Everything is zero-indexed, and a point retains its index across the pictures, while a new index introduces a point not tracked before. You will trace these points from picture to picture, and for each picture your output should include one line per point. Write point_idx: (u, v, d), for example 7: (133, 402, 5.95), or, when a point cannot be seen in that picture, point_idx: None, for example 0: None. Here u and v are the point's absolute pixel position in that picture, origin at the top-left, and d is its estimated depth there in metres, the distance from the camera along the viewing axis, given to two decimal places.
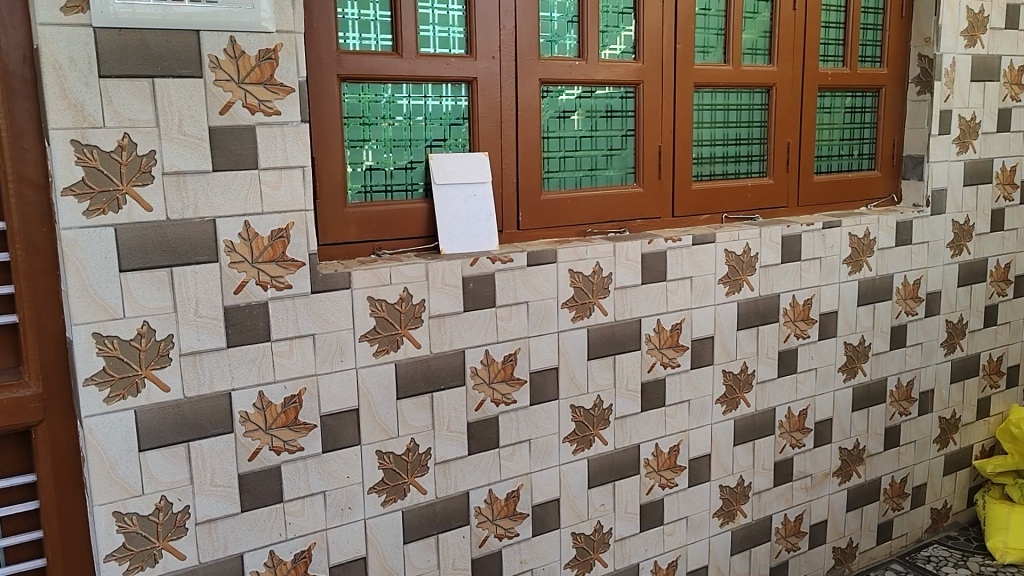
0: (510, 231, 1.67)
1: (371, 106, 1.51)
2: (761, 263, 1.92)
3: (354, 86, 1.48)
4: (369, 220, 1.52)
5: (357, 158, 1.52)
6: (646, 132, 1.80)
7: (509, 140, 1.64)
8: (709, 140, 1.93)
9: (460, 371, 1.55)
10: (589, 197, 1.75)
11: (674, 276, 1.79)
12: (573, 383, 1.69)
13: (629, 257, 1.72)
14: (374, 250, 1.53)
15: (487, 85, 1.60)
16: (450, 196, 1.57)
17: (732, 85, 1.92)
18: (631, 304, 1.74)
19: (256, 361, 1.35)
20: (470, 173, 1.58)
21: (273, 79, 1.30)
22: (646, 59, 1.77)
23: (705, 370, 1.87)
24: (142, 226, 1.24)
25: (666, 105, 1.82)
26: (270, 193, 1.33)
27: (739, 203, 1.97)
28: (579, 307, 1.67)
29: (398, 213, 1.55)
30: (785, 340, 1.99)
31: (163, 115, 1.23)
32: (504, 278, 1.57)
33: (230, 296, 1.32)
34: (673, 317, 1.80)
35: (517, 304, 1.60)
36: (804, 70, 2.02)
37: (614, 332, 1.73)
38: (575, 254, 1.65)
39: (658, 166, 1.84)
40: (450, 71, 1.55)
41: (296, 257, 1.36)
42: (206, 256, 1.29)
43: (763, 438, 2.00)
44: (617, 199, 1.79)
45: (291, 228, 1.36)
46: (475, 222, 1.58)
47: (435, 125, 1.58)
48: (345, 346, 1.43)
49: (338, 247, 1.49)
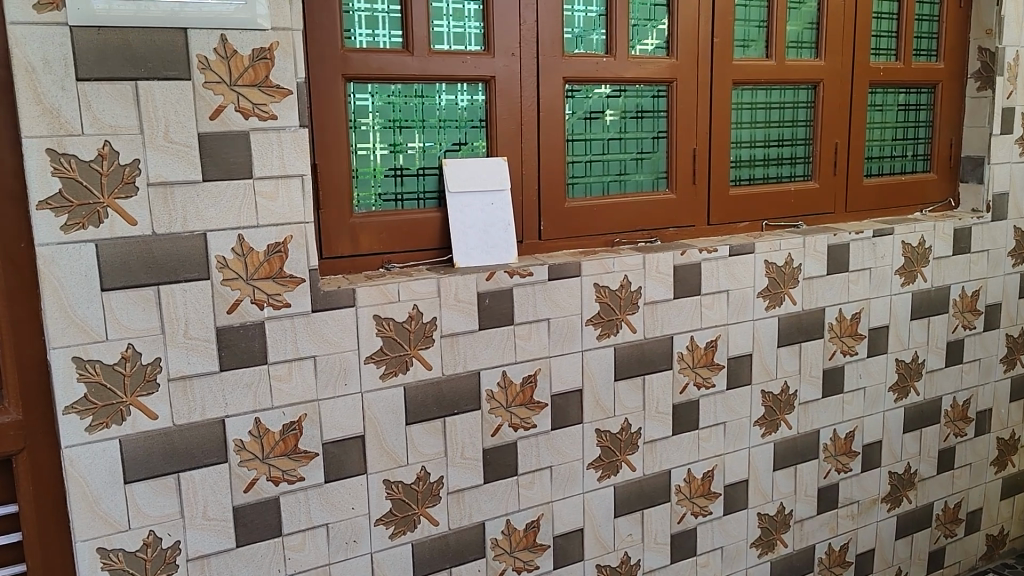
0: (531, 242, 1.55)
1: (380, 108, 1.40)
2: (805, 274, 1.77)
3: (362, 87, 1.38)
4: (378, 232, 1.41)
5: (365, 164, 1.41)
6: (679, 133, 1.67)
7: (530, 143, 1.52)
8: (749, 141, 1.78)
9: (475, 394, 1.44)
10: (618, 204, 1.63)
11: (709, 289, 1.65)
12: (599, 405, 1.57)
13: (659, 270, 1.59)
14: (383, 263, 1.42)
15: (506, 84, 1.48)
16: (465, 205, 1.45)
17: (775, 81, 1.77)
18: (662, 321, 1.61)
19: (253, 385, 1.25)
20: (487, 180, 1.46)
21: (269, 80, 1.20)
22: (680, 54, 1.64)
23: (743, 390, 1.74)
24: (127, 242, 1.14)
25: (702, 104, 1.68)
26: (267, 205, 1.23)
27: (781, 209, 1.83)
28: (606, 324, 1.55)
29: (409, 224, 1.44)
30: (830, 358, 1.85)
31: (148, 121, 1.13)
32: (523, 294, 1.45)
33: (223, 316, 1.22)
34: (708, 334, 1.67)
35: (538, 321, 1.48)
36: (853, 65, 1.87)
37: (643, 351, 1.60)
38: (601, 267, 1.53)
39: (693, 170, 1.70)
40: (466, 70, 1.44)
41: (295, 274, 1.26)
42: (196, 273, 1.19)
43: (806, 462, 1.86)
44: (647, 205, 1.66)
45: (290, 242, 1.25)
46: (492, 233, 1.47)
47: (450, 128, 1.47)
48: (350, 368, 1.32)
49: (344, 261, 1.39)
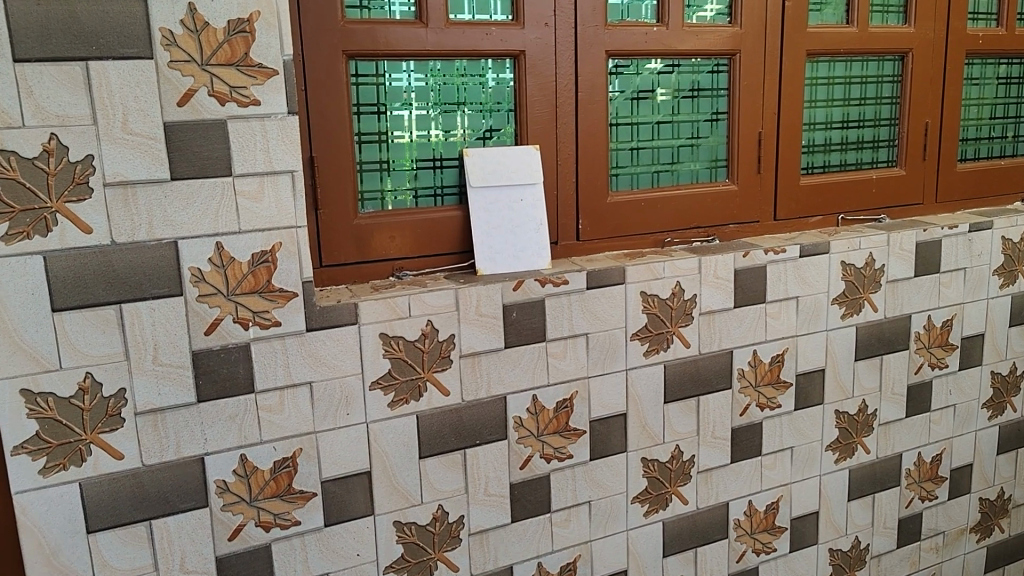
0: (567, 243, 1.33)
1: (389, 90, 1.20)
2: (889, 276, 1.53)
3: (367, 65, 1.17)
4: (388, 234, 1.21)
5: (372, 156, 1.21)
6: (743, 115, 1.43)
7: (567, 129, 1.30)
8: (825, 122, 1.54)
9: (500, 423, 1.24)
10: (669, 198, 1.40)
11: (776, 296, 1.42)
12: (645, 431, 1.36)
13: (717, 275, 1.37)
14: (394, 271, 1.22)
15: (538, 60, 1.26)
16: (490, 202, 1.25)
17: (857, 52, 1.52)
18: (721, 333, 1.39)
19: (236, 418, 1.07)
20: (515, 173, 1.25)
21: (249, 58, 1.00)
22: (745, 22, 1.40)
23: (814, 411, 1.51)
24: (81, 253, 0.96)
25: (770, 80, 1.44)
26: (250, 207, 1.03)
27: (861, 201, 1.58)
28: (654, 339, 1.33)
29: (424, 224, 1.23)
30: (916, 372, 1.60)
31: (103, 109, 0.94)
32: (556, 305, 1.25)
33: (199, 339, 1.04)
34: (774, 347, 1.44)
35: (574, 336, 1.27)
36: (949, 31, 1.60)
37: (698, 369, 1.38)
38: (650, 273, 1.31)
39: (758, 157, 1.46)
40: (491, 44, 1.22)
41: (286, 287, 1.07)
42: (166, 289, 1.01)
43: (885, 491, 1.63)
44: (704, 199, 1.43)
45: (279, 250, 1.06)
46: (522, 235, 1.26)
47: (472, 112, 1.26)
48: (353, 396, 1.13)
49: (347, 269, 1.19)
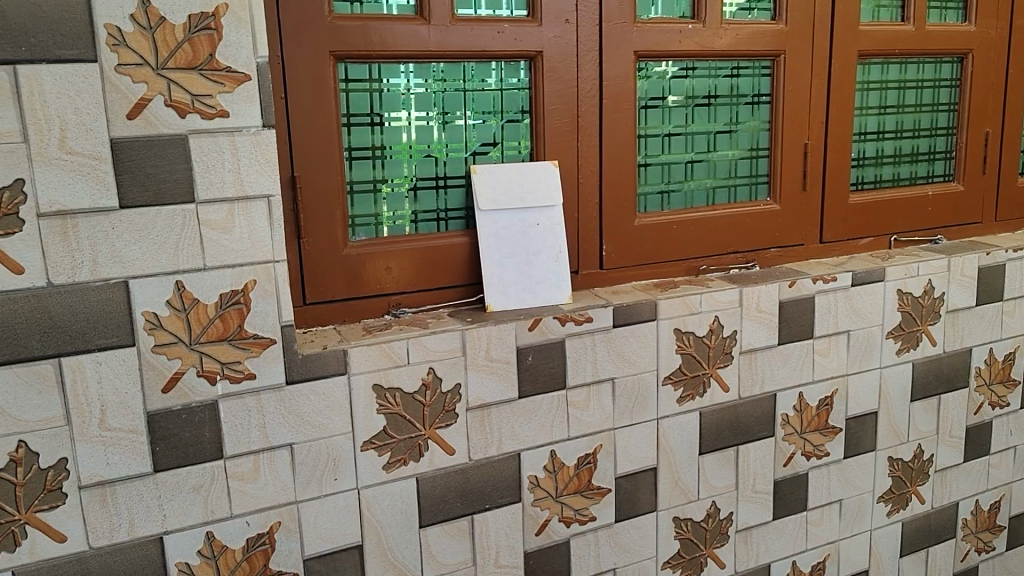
0: (590, 272, 1.16)
1: (384, 98, 1.02)
2: (950, 306, 1.36)
3: (359, 68, 1.00)
4: (383, 265, 1.04)
5: (364, 175, 1.03)
6: (787, 124, 1.26)
7: (590, 142, 1.13)
8: (876, 132, 1.36)
9: (513, 484, 1.07)
10: (705, 220, 1.23)
11: (825, 331, 1.25)
12: (678, 488, 1.19)
13: (761, 308, 1.19)
14: (391, 307, 1.05)
15: (557, 63, 1.09)
16: (501, 227, 1.07)
17: (913, 53, 1.35)
18: (764, 374, 1.22)
19: (201, 489, 0.90)
20: (531, 193, 1.08)
21: (214, 60, 0.83)
22: (791, 19, 1.23)
23: (865, 458, 1.34)
24: (9, 299, 0.79)
25: (817, 84, 1.27)
26: (217, 239, 0.86)
27: (916, 219, 1.41)
28: (689, 383, 1.17)
29: (425, 253, 1.06)
30: (975, 412, 1.44)
31: (35, 123, 0.77)
32: (578, 347, 1.08)
33: (157, 397, 0.87)
34: (822, 389, 1.27)
35: (598, 382, 1.10)
36: (1013, 29, 1.42)
37: (737, 416, 1.21)
38: (685, 307, 1.14)
39: (805, 173, 1.29)
40: (503, 44, 1.05)
41: (260, 333, 0.90)
42: (115, 339, 0.84)
43: (940, 544, 1.46)
44: (743, 220, 1.26)
45: (252, 289, 0.89)
46: (538, 265, 1.09)
47: (481, 123, 1.09)
48: (341, 459, 0.96)
49: (336, 307, 1.02)
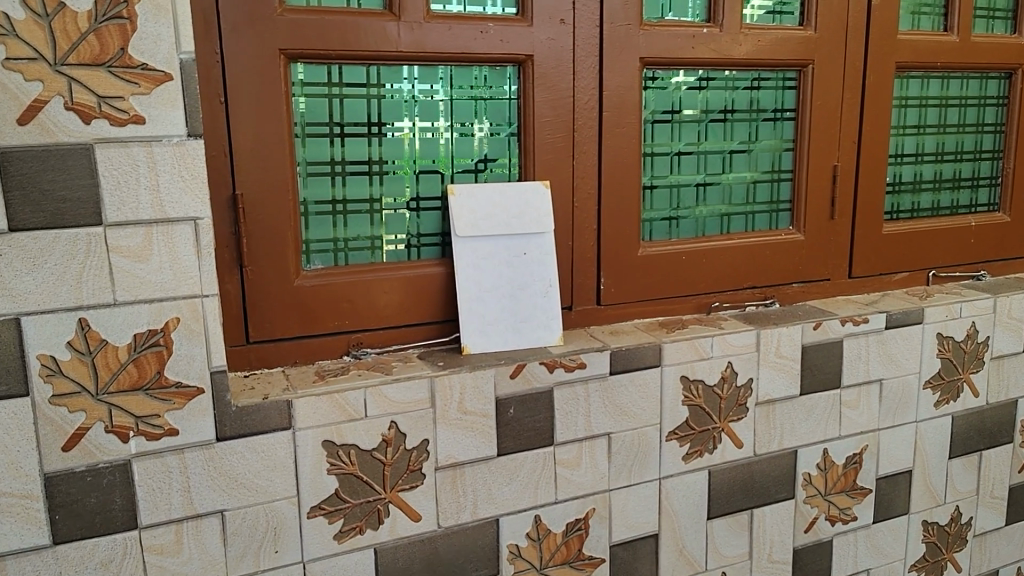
0: (586, 309, 1.01)
1: (346, 105, 0.88)
2: (994, 352, 1.20)
3: (316, 70, 0.86)
4: (343, 299, 0.89)
5: (322, 194, 0.89)
6: (814, 143, 1.11)
7: (587, 161, 0.98)
8: (914, 154, 1.21)
9: (490, 555, 0.92)
10: (718, 250, 1.08)
11: (854, 380, 1.10)
12: (683, 558, 1.04)
13: (781, 354, 1.04)
14: (351, 348, 0.90)
15: (550, 69, 0.95)
16: (482, 257, 0.93)
17: (956, 66, 1.19)
18: (784, 429, 1.06)
19: (112, 564, 0.76)
20: (517, 218, 0.94)
21: (127, 56, 0.70)
22: (820, 25, 1.08)
23: (895, 523, 1.19)
24: None
25: (848, 99, 1.12)
26: (131, 269, 0.72)
27: (956, 253, 1.26)
28: (698, 439, 1.01)
29: (392, 285, 0.91)
30: (1020, 470, 1.28)
31: None
32: (569, 397, 0.93)
33: (56, 457, 0.73)
34: (849, 445, 1.12)
35: (592, 438, 0.95)
36: None
37: (753, 476, 1.06)
38: (693, 352, 0.99)
39: (833, 198, 1.14)
40: (487, 46, 0.91)
41: (184, 381, 0.76)
42: (3, 387, 0.70)
43: None
44: (763, 251, 1.11)
45: (174, 328, 0.75)
46: (524, 301, 0.94)
47: (461, 136, 0.95)
48: (284, 528, 0.82)
49: (285, 347, 0.87)
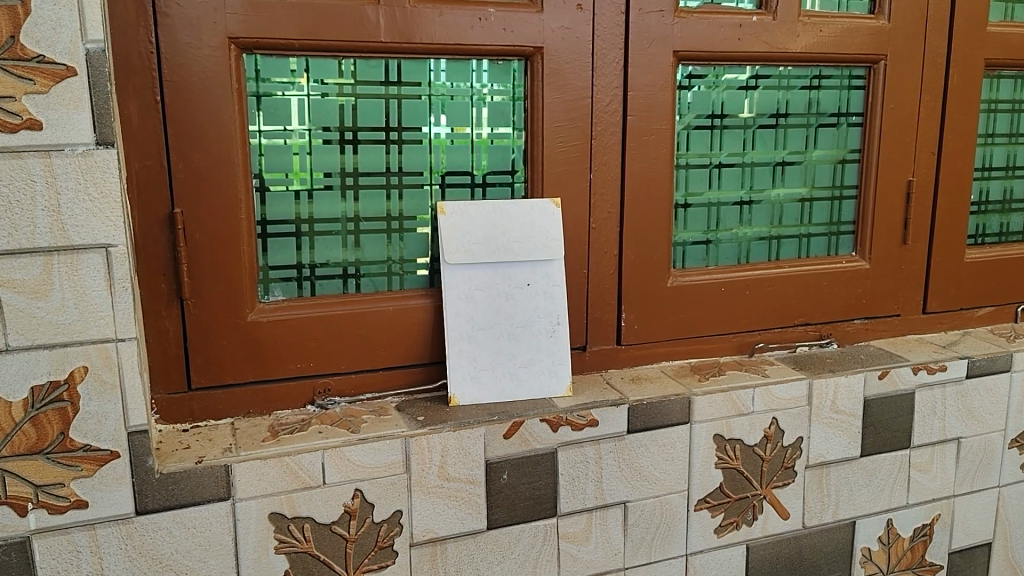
0: (603, 350, 0.85)
1: (313, 106, 0.73)
2: None
3: (277, 63, 0.71)
4: (305, 338, 0.74)
5: (283, 211, 0.74)
6: (885, 154, 0.93)
7: (608, 175, 0.82)
8: (1003, 167, 1.02)
9: None
10: (766, 281, 0.91)
11: (925, 438, 0.93)
12: None
13: (838, 408, 0.87)
14: (316, 396, 0.76)
15: (565, 64, 0.79)
16: (476, 288, 0.77)
17: None
18: (840, 496, 0.90)
19: None
20: (519, 242, 0.78)
21: (20, 46, 0.56)
22: (895, 13, 0.90)
23: None
24: None
25: (927, 102, 0.94)
26: (26, 309, 0.59)
27: None
28: (735, 509, 0.85)
29: (366, 321, 0.76)
30: None
31: None
32: (576, 461, 0.77)
33: None
34: (918, 516, 0.95)
35: (605, 508, 0.80)
36: None
37: (801, 551, 0.89)
38: (731, 406, 0.83)
39: (906, 220, 0.96)
40: (486, 36, 0.76)
41: (95, 443, 0.62)
42: None
43: None
44: (819, 282, 0.93)
45: (81, 379, 0.61)
46: (526, 343, 0.79)
47: (456, 144, 0.79)
48: None
49: (235, 395, 0.73)
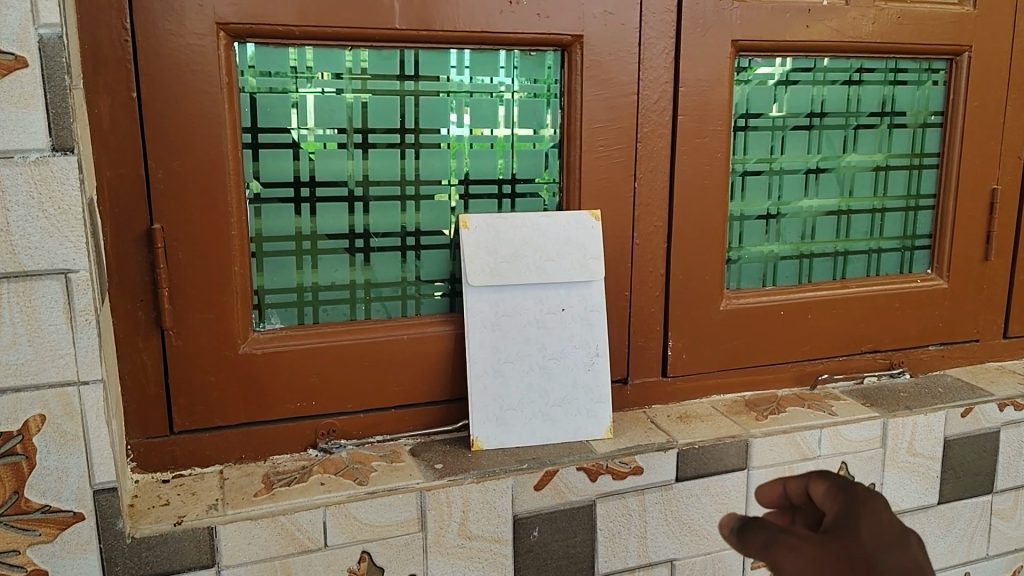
0: (647, 383, 0.75)
1: (317, 104, 0.63)
2: None
3: (274, 54, 0.61)
4: (306, 372, 0.64)
5: (282, 225, 0.64)
6: (967, 159, 0.82)
7: (654, 184, 0.72)
8: None
9: None
10: (831, 303, 0.80)
11: (1009, 482, 0.82)
12: None
13: (915, 450, 0.76)
14: (318, 438, 0.66)
15: (607, 55, 0.68)
16: (503, 314, 0.67)
17: None
18: None
19: None
20: (552, 261, 0.68)
21: None
22: None
23: None
24: None
25: (1015, 100, 0.82)
26: None
27: None
28: None
29: (377, 352, 0.66)
30: None
31: None
32: (618, 515, 0.67)
33: None
34: (999, 568, 0.84)
35: (650, 567, 0.69)
36: None
37: None
38: (794, 449, 0.72)
39: (988, 234, 0.84)
40: (517, 23, 0.65)
41: (55, 503, 0.53)
42: None
43: None
44: (891, 304, 0.82)
45: (38, 428, 0.52)
46: (560, 378, 0.68)
47: (481, 148, 0.68)
48: None
49: (224, 438, 0.63)
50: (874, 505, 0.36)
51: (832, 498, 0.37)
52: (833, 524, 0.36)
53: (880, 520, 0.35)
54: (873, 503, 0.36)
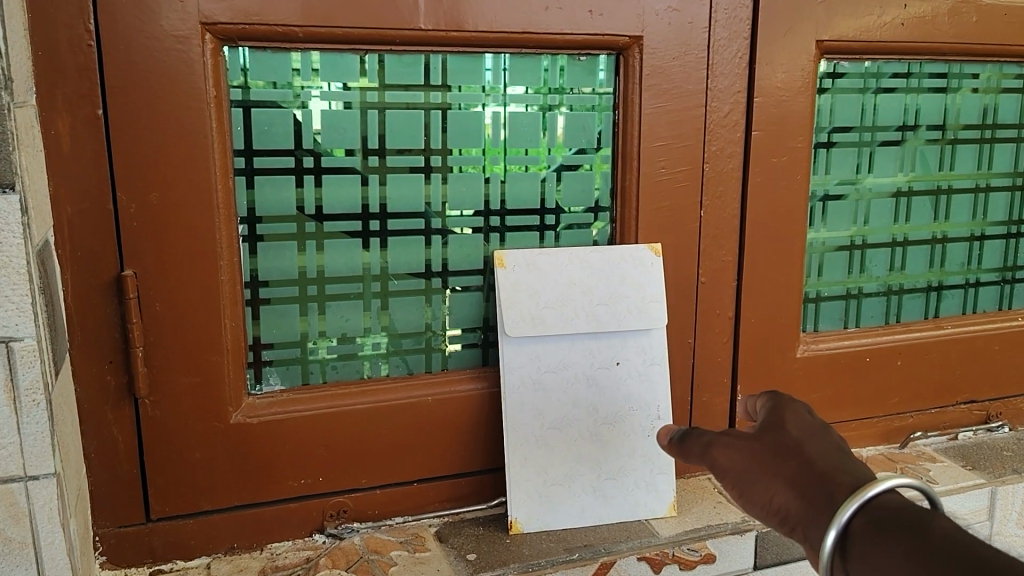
0: None
1: (325, 119, 0.52)
2: None
3: (273, 60, 0.50)
4: (314, 442, 0.54)
5: (284, 268, 0.53)
6: None
7: (725, 212, 0.61)
8: None
9: None
10: (924, 347, 0.68)
11: None
12: None
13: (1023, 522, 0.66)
14: (327, 521, 0.55)
15: (672, 60, 0.57)
16: (547, 370, 0.56)
17: None
18: None
19: None
20: (606, 306, 0.57)
21: None
22: None
23: None
24: None
25: None
26: None
27: None
28: None
29: (398, 417, 0.55)
30: None
31: None
32: None
33: None
34: None
35: None
36: None
37: None
38: None
39: None
40: (566, 21, 0.54)
41: None
42: None
43: None
44: (991, 347, 0.71)
45: None
46: (615, 445, 0.57)
47: (521, 170, 0.57)
48: None
49: (214, 525, 0.53)
50: (795, 407, 0.38)
51: (764, 406, 0.39)
52: (763, 425, 0.37)
53: (805, 417, 0.36)
54: (796, 406, 0.38)
